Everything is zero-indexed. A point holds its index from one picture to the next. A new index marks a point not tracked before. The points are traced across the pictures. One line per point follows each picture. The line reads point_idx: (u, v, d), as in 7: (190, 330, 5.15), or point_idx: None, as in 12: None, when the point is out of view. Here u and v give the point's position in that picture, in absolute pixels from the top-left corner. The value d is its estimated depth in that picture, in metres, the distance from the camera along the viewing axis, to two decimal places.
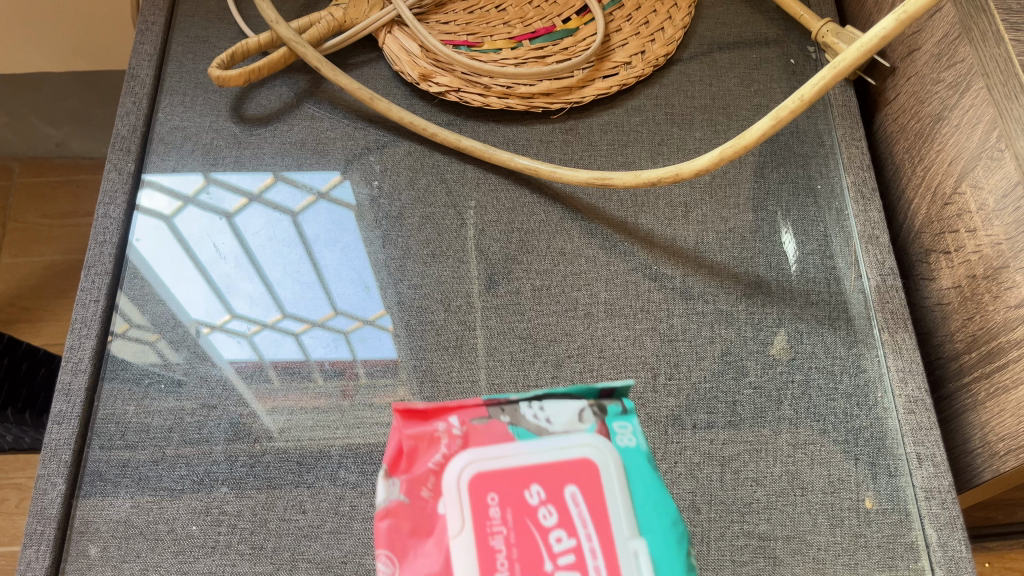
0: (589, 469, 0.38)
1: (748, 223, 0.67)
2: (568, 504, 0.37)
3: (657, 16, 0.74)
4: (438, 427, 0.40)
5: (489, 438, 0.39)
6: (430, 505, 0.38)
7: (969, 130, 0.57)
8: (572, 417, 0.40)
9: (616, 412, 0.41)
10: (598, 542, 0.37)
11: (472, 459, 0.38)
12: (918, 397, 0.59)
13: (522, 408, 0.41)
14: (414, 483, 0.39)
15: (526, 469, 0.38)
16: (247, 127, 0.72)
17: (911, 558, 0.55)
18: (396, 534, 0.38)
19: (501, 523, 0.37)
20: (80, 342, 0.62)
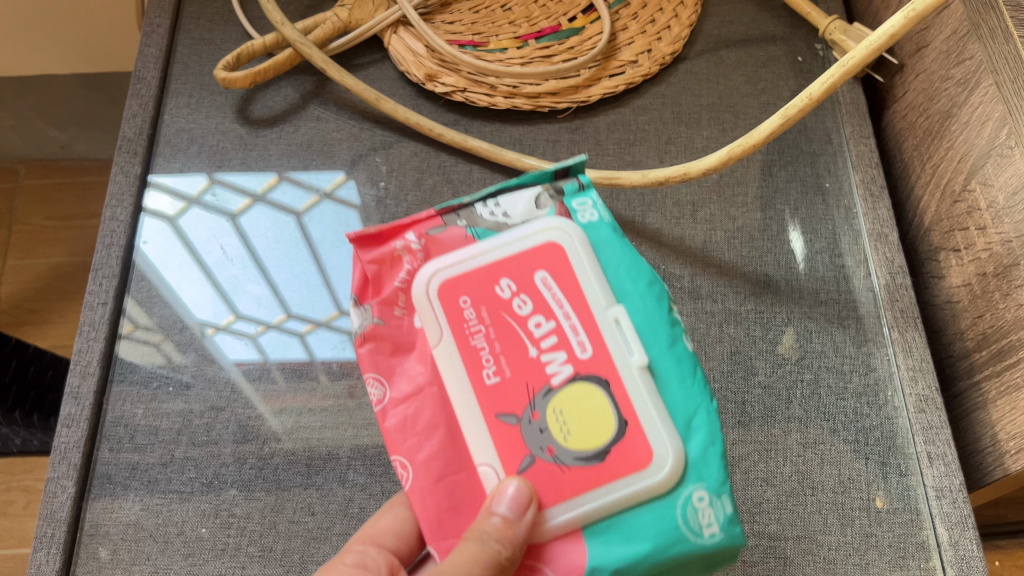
0: (547, 254, 0.46)
1: (757, 221, 0.67)
2: (538, 290, 0.45)
3: (663, 14, 0.74)
4: (397, 250, 0.47)
5: (443, 243, 0.47)
6: (406, 323, 0.46)
7: (978, 127, 0.57)
8: (526, 206, 0.48)
9: (573, 190, 0.49)
10: (575, 318, 0.45)
11: (438, 268, 0.46)
12: (929, 396, 0.59)
13: (478, 208, 0.48)
14: (384, 307, 0.47)
15: (495, 265, 0.46)
16: (253, 129, 0.72)
17: (922, 557, 0.55)
18: (377, 357, 0.46)
19: (478, 319, 0.45)
20: (89, 345, 0.63)
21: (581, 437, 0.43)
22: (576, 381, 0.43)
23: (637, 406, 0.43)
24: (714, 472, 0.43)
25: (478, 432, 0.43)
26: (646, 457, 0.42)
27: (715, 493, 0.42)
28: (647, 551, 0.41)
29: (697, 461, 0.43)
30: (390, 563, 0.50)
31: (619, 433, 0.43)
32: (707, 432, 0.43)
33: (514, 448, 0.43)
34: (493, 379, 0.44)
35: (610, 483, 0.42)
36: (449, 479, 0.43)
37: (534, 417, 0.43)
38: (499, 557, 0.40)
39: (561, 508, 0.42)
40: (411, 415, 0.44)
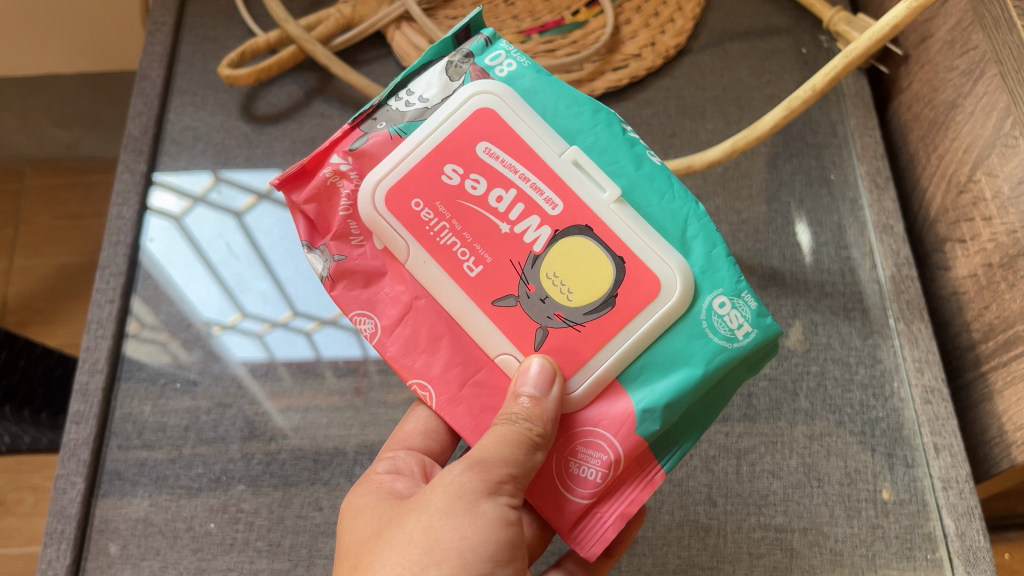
0: (484, 123, 0.46)
1: (762, 214, 0.67)
2: (488, 161, 0.46)
3: (667, 7, 0.74)
4: (326, 179, 0.48)
5: (369, 151, 0.47)
6: (369, 249, 0.48)
7: (984, 117, 0.57)
8: (441, 80, 0.49)
9: (480, 47, 0.49)
10: (534, 177, 0.46)
11: (374, 183, 0.46)
12: (935, 387, 0.59)
13: (392, 104, 0.49)
14: (339, 246, 0.48)
15: (438, 151, 0.46)
16: (258, 126, 0.72)
17: (929, 549, 0.55)
18: (353, 292, 0.48)
19: (444, 211, 0.46)
20: (96, 342, 0.63)
21: (577, 290, 0.45)
22: (556, 241, 0.45)
23: (622, 237, 0.45)
24: (722, 273, 0.45)
25: (485, 329, 0.46)
26: (651, 281, 0.44)
27: (732, 292, 0.45)
28: (693, 373, 0.44)
29: (703, 271, 0.45)
30: (421, 462, 0.52)
31: (616, 269, 0.45)
32: (702, 234, 0.46)
33: (521, 331, 0.45)
34: (478, 270, 0.46)
35: (628, 322, 0.45)
36: (474, 378, 0.46)
37: (530, 290, 0.45)
38: (532, 434, 0.43)
39: (592, 368, 0.45)
40: (410, 330, 0.47)
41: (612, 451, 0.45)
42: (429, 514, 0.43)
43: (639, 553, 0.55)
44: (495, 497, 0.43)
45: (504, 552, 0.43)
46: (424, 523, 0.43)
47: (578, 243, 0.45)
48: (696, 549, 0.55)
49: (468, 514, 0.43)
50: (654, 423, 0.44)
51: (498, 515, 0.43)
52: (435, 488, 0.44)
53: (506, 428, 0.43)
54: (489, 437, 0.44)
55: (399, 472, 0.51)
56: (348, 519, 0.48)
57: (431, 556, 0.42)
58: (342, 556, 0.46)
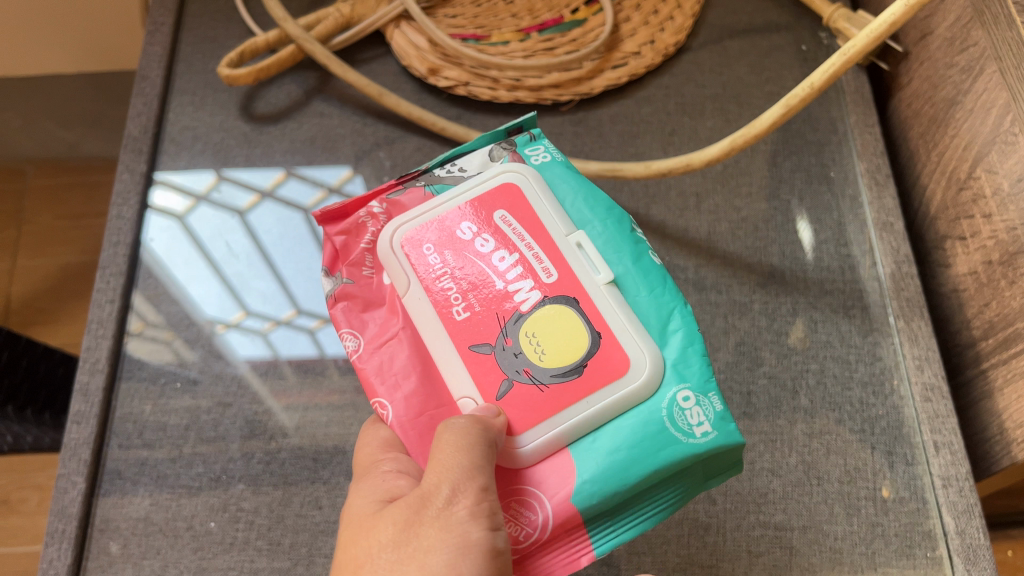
0: (501, 196, 0.48)
1: (762, 212, 0.67)
2: (500, 225, 0.47)
3: (666, 5, 0.74)
4: (359, 216, 0.50)
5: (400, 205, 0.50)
6: (376, 279, 0.48)
7: (983, 113, 0.57)
8: (483, 159, 0.51)
9: (524, 140, 0.52)
10: (538, 248, 0.46)
11: (396, 224, 0.48)
12: (935, 385, 0.58)
13: (434, 172, 0.51)
14: (353, 270, 0.48)
15: (456, 211, 0.48)
16: (257, 125, 0.73)
17: (929, 546, 0.54)
18: (352, 313, 0.47)
19: (445, 260, 0.47)
20: (97, 342, 0.63)
21: (555, 357, 0.44)
22: (543, 305, 0.45)
23: (608, 318, 0.44)
24: (695, 370, 0.43)
25: (454, 369, 0.44)
26: (623, 365, 0.43)
27: (699, 391, 0.42)
28: (637, 462, 0.41)
29: (676, 365, 0.43)
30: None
31: (593, 346, 0.44)
32: (682, 333, 0.44)
33: (489, 377, 0.44)
34: (463, 314, 0.45)
35: (590, 396, 0.43)
36: (432, 420, 0.44)
37: (507, 343, 0.44)
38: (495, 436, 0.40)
39: (540, 429, 0.43)
40: (388, 356, 0.45)
41: (542, 514, 0.41)
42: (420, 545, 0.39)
43: (639, 551, 0.55)
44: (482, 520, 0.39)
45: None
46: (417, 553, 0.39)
47: (564, 313, 0.44)
48: (696, 547, 0.55)
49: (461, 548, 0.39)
50: (590, 498, 0.41)
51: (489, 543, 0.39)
52: (426, 516, 0.40)
53: (465, 437, 0.40)
54: (445, 451, 0.40)
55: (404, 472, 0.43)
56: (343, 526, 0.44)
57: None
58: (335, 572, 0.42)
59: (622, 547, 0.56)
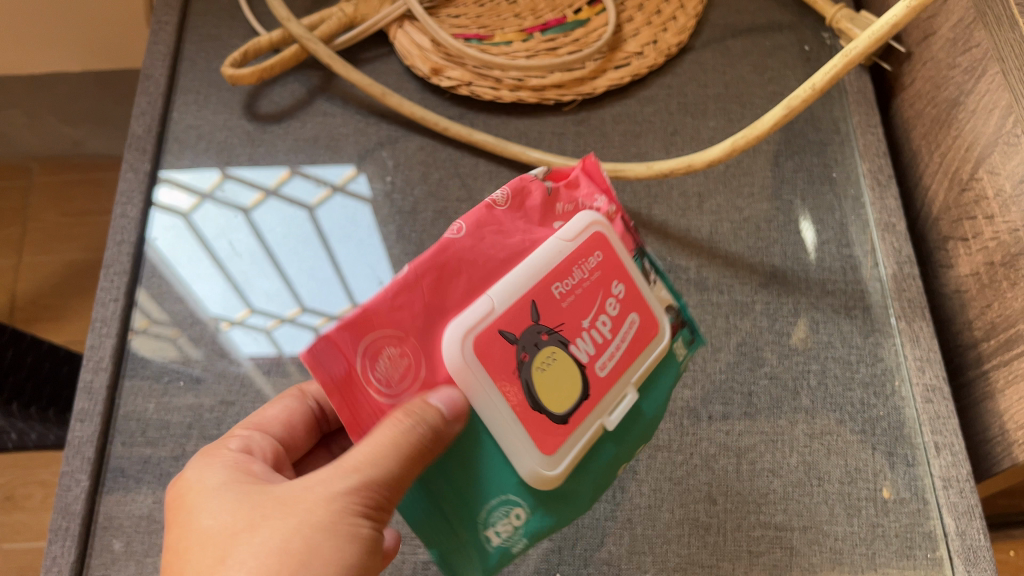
0: (640, 300, 0.47)
1: (764, 212, 0.67)
2: (624, 322, 0.46)
3: (669, 5, 0.74)
4: (598, 200, 0.47)
5: (623, 226, 0.47)
6: (561, 214, 0.46)
7: (986, 114, 0.57)
8: (664, 299, 0.49)
9: (685, 337, 0.50)
10: (616, 350, 0.45)
11: (604, 223, 0.46)
12: (936, 385, 0.59)
13: (647, 263, 0.48)
14: (559, 193, 0.46)
15: (622, 267, 0.46)
16: (260, 124, 0.73)
17: (929, 547, 0.55)
18: (525, 198, 0.45)
19: (591, 271, 0.45)
20: (101, 340, 0.63)
21: (544, 384, 0.42)
22: (577, 368, 0.43)
23: (584, 427, 0.44)
24: (541, 518, 0.45)
25: (519, 284, 0.42)
26: (548, 449, 0.43)
27: (532, 526, 0.45)
28: (487, 496, 0.43)
29: (548, 505, 0.45)
30: (274, 448, 0.49)
31: (558, 419, 0.43)
32: (567, 511, 0.46)
33: (513, 321, 0.42)
34: (558, 292, 0.43)
35: (514, 422, 0.42)
36: (444, 296, 0.41)
37: (541, 333, 0.42)
38: (428, 445, 0.40)
39: (480, 371, 0.41)
40: (503, 229, 0.44)
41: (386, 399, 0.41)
42: (305, 522, 0.40)
43: (639, 551, 0.56)
44: (368, 513, 0.41)
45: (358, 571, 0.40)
46: (299, 528, 0.39)
47: (576, 371, 0.43)
48: (696, 547, 0.55)
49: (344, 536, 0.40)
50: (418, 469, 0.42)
51: (372, 535, 0.41)
52: (312, 494, 0.41)
53: (395, 428, 0.40)
54: (370, 442, 0.40)
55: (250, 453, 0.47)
56: (190, 503, 0.43)
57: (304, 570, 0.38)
58: (191, 547, 0.41)
59: (622, 547, 0.56)
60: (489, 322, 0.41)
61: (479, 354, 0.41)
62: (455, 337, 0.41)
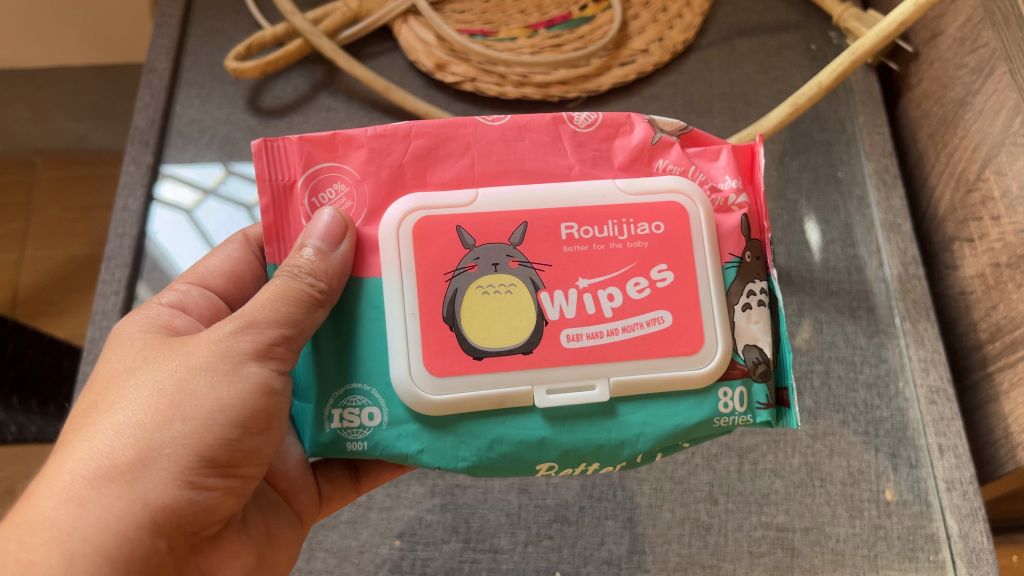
0: (686, 298, 0.43)
1: (769, 211, 0.67)
2: (645, 307, 0.43)
3: (675, 2, 0.74)
4: (727, 185, 0.46)
5: (737, 220, 0.45)
6: (642, 165, 0.46)
7: (993, 115, 0.56)
8: (747, 334, 0.44)
9: (755, 395, 0.44)
10: (620, 324, 0.42)
11: (693, 201, 0.45)
12: (940, 387, 0.58)
13: (757, 282, 0.45)
14: (666, 150, 0.46)
15: (682, 254, 0.44)
16: (264, 118, 0.72)
17: (931, 550, 0.54)
18: (614, 132, 0.46)
19: (626, 240, 0.43)
20: (101, 333, 0.63)
21: (474, 305, 0.42)
22: (532, 306, 0.42)
23: (502, 373, 0.42)
24: (394, 444, 0.42)
25: (511, 198, 0.43)
26: (433, 368, 0.42)
27: (371, 439, 0.42)
28: (360, 375, 0.43)
29: (420, 431, 0.42)
30: (212, 305, 0.48)
31: (469, 346, 0.42)
32: (438, 453, 0.42)
33: (478, 229, 0.43)
34: (563, 231, 0.43)
35: (413, 318, 0.42)
36: (427, 172, 0.44)
37: (508, 258, 0.43)
38: (313, 293, 0.41)
39: (407, 252, 0.42)
40: (557, 146, 0.45)
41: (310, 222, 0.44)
42: (183, 364, 0.40)
43: (640, 550, 0.55)
44: (263, 359, 0.41)
45: (258, 417, 0.40)
46: (178, 371, 0.40)
47: (533, 313, 0.42)
48: (697, 547, 0.55)
49: (228, 373, 0.40)
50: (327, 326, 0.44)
51: (262, 380, 0.40)
52: (199, 339, 0.41)
53: (286, 275, 0.41)
54: (268, 288, 0.41)
55: (183, 310, 0.47)
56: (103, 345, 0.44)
57: (178, 410, 0.39)
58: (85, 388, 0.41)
59: (623, 546, 0.55)
60: (453, 215, 0.43)
61: (417, 234, 0.43)
62: (413, 203, 0.43)
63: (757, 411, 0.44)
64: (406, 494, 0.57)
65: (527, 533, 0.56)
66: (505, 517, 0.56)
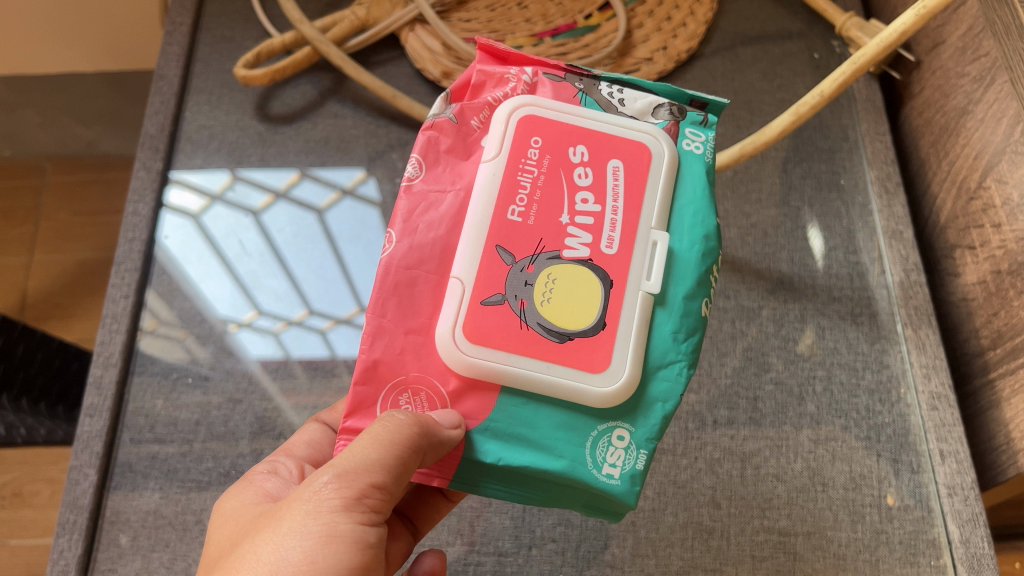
0: (606, 144, 0.44)
1: (772, 218, 0.67)
2: (605, 172, 0.44)
3: (679, 11, 0.74)
4: (512, 72, 0.46)
5: (549, 83, 0.46)
6: (476, 136, 0.45)
7: (993, 124, 0.57)
8: (646, 108, 0.46)
9: (694, 120, 0.47)
10: (618, 219, 0.43)
11: (528, 106, 0.45)
12: (942, 393, 0.58)
13: (600, 85, 0.47)
14: (466, 110, 0.45)
15: (571, 131, 0.44)
16: (273, 125, 0.73)
17: (933, 555, 0.55)
18: (436, 147, 0.44)
19: (538, 163, 0.43)
20: (111, 337, 0.64)
21: (555, 314, 0.41)
22: (584, 275, 0.42)
23: (624, 316, 0.42)
24: (651, 422, 0.41)
25: (473, 248, 0.42)
26: (599, 366, 0.41)
27: (639, 441, 0.41)
28: (557, 448, 0.40)
29: (644, 410, 0.42)
30: (300, 467, 0.51)
31: (591, 331, 0.41)
32: (670, 389, 0.42)
33: (489, 286, 0.41)
34: (514, 218, 0.42)
35: (554, 364, 0.41)
36: (413, 307, 0.41)
37: (526, 269, 0.42)
38: (401, 446, 0.38)
39: (491, 350, 0.40)
40: (433, 202, 0.43)
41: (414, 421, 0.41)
42: (280, 533, 0.39)
43: (642, 553, 0.56)
44: (355, 513, 0.39)
45: None
46: (276, 539, 0.39)
47: (581, 269, 0.42)
48: (699, 551, 0.56)
49: (323, 537, 0.39)
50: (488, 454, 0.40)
51: (356, 535, 0.39)
52: (294, 502, 0.40)
53: (383, 422, 0.39)
54: (362, 436, 0.39)
55: (275, 473, 0.50)
56: (216, 525, 0.46)
57: None
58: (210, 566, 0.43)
59: (626, 549, 0.56)
60: (467, 300, 0.41)
61: (476, 334, 0.41)
62: (445, 331, 0.41)
63: (705, 130, 0.47)
64: None
65: (530, 537, 0.56)
66: (510, 521, 0.57)
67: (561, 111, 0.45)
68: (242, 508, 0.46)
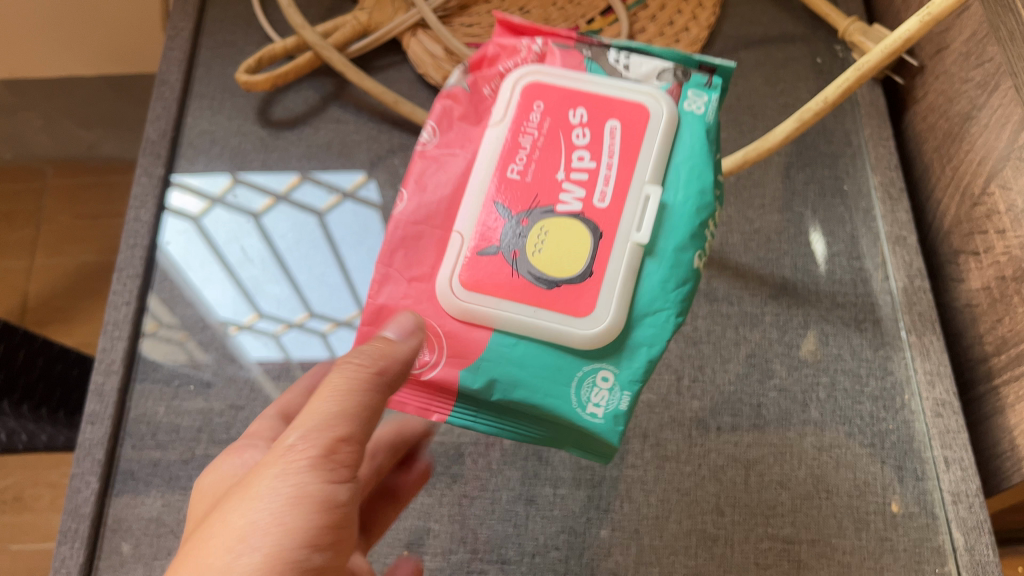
0: (604, 106, 0.47)
1: (775, 224, 0.67)
2: (602, 133, 0.46)
3: (681, 16, 0.74)
4: (523, 43, 0.50)
5: (557, 52, 0.49)
6: (487, 103, 0.49)
7: (998, 129, 0.57)
8: (650, 72, 0.49)
9: (699, 81, 0.48)
10: (608, 173, 0.46)
11: (534, 73, 0.48)
12: (946, 400, 0.58)
13: (609, 53, 0.50)
14: (480, 80, 0.49)
15: (571, 94, 0.48)
16: (274, 130, 0.73)
17: (938, 563, 0.54)
18: (450, 114, 0.49)
19: (538, 126, 0.47)
20: (112, 343, 0.64)
21: (546, 263, 0.44)
22: (574, 222, 0.45)
23: (611, 265, 0.44)
24: (636, 365, 0.44)
25: (474, 202, 0.46)
26: (584, 311, 0.44)
27: (623, 382, 0.44)
28: (545, 387, 0.44)
29: (630, 355, 0.44)
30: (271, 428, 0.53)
31: (579, 278, 0.44)
32: (657, 337, 0.44)
33: (486, 237, 0.45)
34: (513, 175, 0.46)
35: (541, 308, 0.44)
36: (422, 256, 0.46)
37: (521, 222, 0.45)
38: (360, 387, 0.41)
39: (483, 296, 0.44)
40: (443, 163, 0.48)
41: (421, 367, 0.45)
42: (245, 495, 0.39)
43: (646, 561, 0.55)
44: (323, 472, 0.39)
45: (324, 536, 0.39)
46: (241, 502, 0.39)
47: (572, 219, 0.45)
48: (704, 559, 0.55)
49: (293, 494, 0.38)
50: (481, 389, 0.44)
51: (325, 494, 0.39)
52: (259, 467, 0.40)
53: (342, 371, 0.41)
54: (324, 389, 0.41)
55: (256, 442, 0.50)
56: (196, 503, 0.48)
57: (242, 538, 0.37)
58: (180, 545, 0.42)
59: (629, 557, 0.56)
60: (466, 251, 0.45)
61: (471, 281, 0.45)
62: (447, 276, 0.45)
63: (709, 91, 0.48)
64: (413, 504, 0.58)
65: (534, 544, 0.56)
66: (513, 528, 0.57)
67: (564, 77, 0.48)
68: (219, 481, 0.48)
